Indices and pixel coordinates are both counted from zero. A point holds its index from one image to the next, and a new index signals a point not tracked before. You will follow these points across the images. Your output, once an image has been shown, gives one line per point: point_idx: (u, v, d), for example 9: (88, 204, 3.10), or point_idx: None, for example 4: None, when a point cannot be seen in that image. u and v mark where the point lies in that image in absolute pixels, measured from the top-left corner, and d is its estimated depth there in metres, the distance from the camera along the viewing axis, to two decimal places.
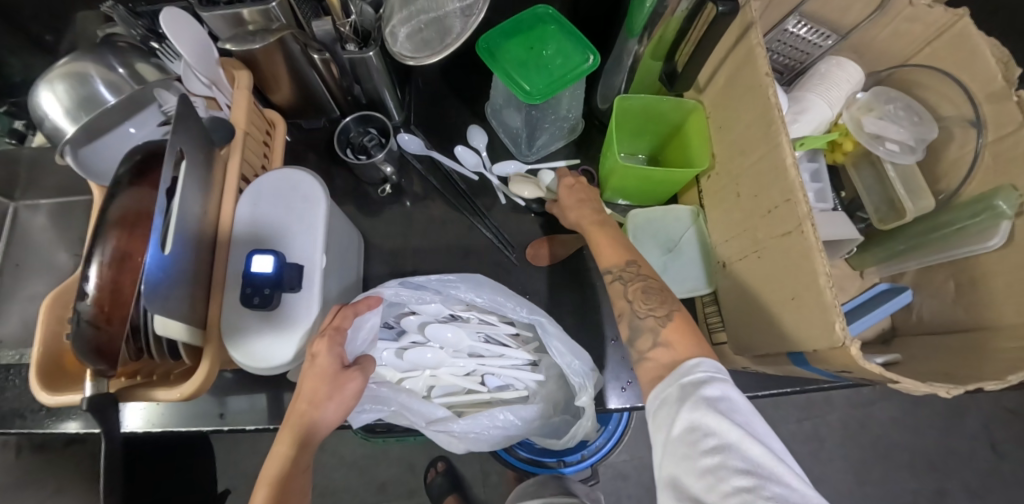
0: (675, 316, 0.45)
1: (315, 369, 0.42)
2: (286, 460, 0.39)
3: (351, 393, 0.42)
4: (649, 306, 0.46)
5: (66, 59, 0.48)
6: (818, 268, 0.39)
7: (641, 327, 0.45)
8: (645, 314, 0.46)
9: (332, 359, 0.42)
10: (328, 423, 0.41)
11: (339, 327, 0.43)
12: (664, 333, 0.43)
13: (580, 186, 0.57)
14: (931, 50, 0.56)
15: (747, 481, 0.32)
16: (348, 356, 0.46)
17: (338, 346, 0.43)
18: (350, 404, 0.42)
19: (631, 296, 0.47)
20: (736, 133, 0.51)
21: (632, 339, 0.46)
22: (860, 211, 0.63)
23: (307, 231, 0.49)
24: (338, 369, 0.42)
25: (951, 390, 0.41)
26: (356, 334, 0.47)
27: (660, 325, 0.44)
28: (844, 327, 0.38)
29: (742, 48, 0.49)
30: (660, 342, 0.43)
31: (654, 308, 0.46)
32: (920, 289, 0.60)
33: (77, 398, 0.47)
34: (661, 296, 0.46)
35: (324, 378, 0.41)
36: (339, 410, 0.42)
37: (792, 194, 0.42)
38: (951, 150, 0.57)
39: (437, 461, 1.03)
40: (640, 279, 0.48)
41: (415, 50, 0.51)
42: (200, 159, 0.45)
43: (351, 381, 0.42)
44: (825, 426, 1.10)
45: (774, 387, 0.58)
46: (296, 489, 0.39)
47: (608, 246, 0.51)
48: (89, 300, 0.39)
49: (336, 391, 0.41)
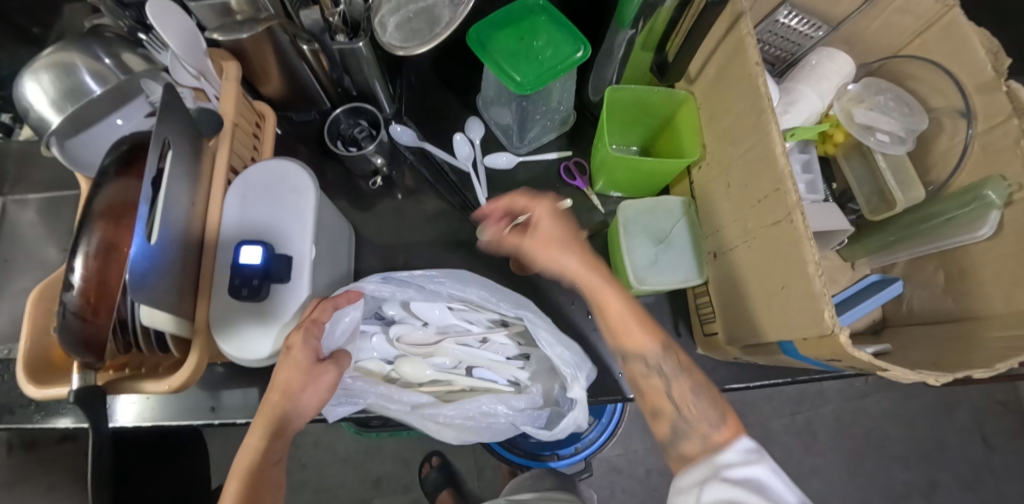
0: (730, 418, 0.43)
1: (289, 360, 0.41)
2: (258, 450, 0.40)
3: (327, 385, 0.42)
4: (699, 410, 0.44)
5: (52, 49, 0.47)
6: (807, 257, 0.39)
7: (687, 430, 0.43)
8: (695, 420, 0.43)
9: (307, 352, 0.41)
10: (306, 411, 0.42)
11: (317, 320, 0.43)
12: (715, 438, 0.41)
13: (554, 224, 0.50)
14: (922, 41, 0.56)
15: None
16: (325, 350, 0.46)
17: (314, 339, 0.42)
18: (325, 396, 0.43)
19: (671, 394, 0.45)
20: (726, 122, 0.51)
21: (674, 438, 0.44)
22: (850, 203, 0.63)
23: (295, 222, 0.49)
24: (313, 362, 0.42)
25: (939, 377, 0.41)
26: (334, 328, 0.46)
27: (712, 430, 0.42)
28: (832, 315, 0.38)
29: (733, 37, 0.49)
30: (708, 442, 0.42)
31: (704, 412, 0.43)
32: (910, 280, 0.60)
33: (65, 391, 0.46)
34: (708, 395, 0.44)
35: (298, 370, 0.41)
36: (313, 402, 0.42)
37: (781, 183, 0.43)
38: (941, 142, 0.57)
39: (431, 456, 1.01)
40: (683, 376, 0.46)
41: (404, 40, 0.50)
42: (187, 150, 0.44)
43: (327, 374, 0.42)
44: (818, 419, 1.11)
45: (766, 378, 0.58)
46: (269, 478, 0.41)
47: (634, 330, 0.46)
48: (75, 292, 0.38)
49: (311, 383, 0.41)
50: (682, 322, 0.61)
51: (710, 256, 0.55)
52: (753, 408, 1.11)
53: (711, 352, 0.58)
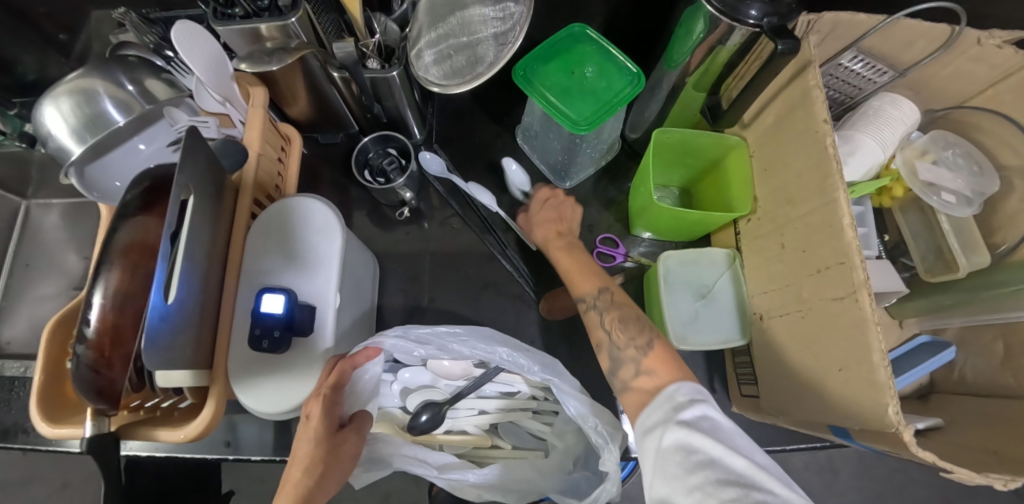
0: (657, 344, 0.42)
1: (308, 431, 0.39)
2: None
3: (348, 455, 0.41)
4: (629, 336, 0.43)
5: (75, 74, 0.46)
6: (872, 344, 0.36)
7: (622, 358, 0.43)
8: (625, 345, 0.43)
9: (326, 422, 0.39)
10: (328, 488, 0.40)
11: (335, 385, 0.40)
12: (646, 361, 0.41)
13: (555, 202, 0.58)
14: (995, 92, 0.52)
15: (733, 493, 0.28)
16: (345, 410, 0.44)
17: (333, 406, 0.40)
18: (348, 465, 0.42)
19: (608, 326, 0.45)
20: (785, 179, 0.47)
21: (613, 370, 0.43)
22: (903, 258, 0.60)
23: (320, 268, 0.47)
24: (332, 432, 0.40)
25: (1008, 482, 0.38)
26: (355, 385, 0.44)
27: (641, 355, 0.41)
28: (898, 412, 0.35)
29: (798, 86, 0.45)
30: (642, 370, 0.41)
31: (633, 338, 0.43)
32: (964, 345, 0.57)
33: (78, 429, 0.45)
34: (640, 325, 0.45)
35: (317, 442, 0.39)
36: (335, 478, 0.40)
37: (846, 256, 0.39)
38: (1011, 203, 0.53)
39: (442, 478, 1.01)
40: (616, 309, 0.46)
41: (443, 76, 0.47)
42: (209, 191, 0.42)
43: (346, 443, 0.41)
44: (841, 457, 1.05)
45: (803, 441, 0.55)
46: None
47: (584, 277, 0.50)
48: (88, 343, 0.37)
49: (332, 455, 0.40)
50: (716, 378, 0.58)
51: (753, 317, 0.52)
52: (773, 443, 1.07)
53: (747, 414, 0.55)
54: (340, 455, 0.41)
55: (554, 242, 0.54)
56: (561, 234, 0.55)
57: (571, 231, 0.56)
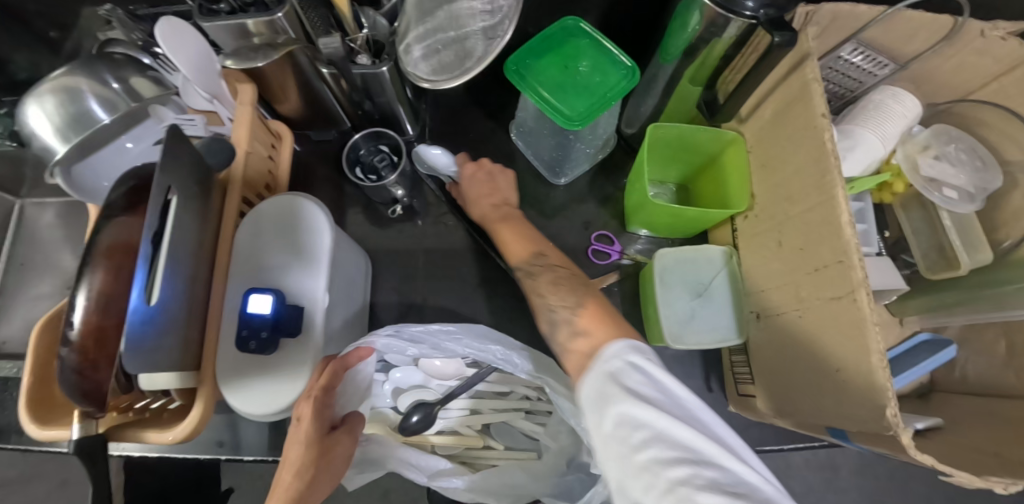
0: (587, 303, 0.41)
1: (298, 434, 0.38)
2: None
3: (340, 457, 0.40)
4: (559, 297, 0.42)
5: (59, 72, 0.45)
6: (870, 345, 0.36)
7: (557, 320, 0.41)
8: (558, 306, 0.42)
9: (317, 424, 0.39)
10: (321, 491, 0.39)
11: (326, 387, 0.39)
12: (580, 322, 0.39)
13: (482, 177, 0.56)
14: (1000, 85, 0.51)
15: (681, 472, 0.26)
16: (337, 412, 0.43)
17: (323, 408, 0.39)
18: (341, 467, 0.41)
19: (543, 288, 0.44)
20: (783, 176, 0.46)
21: (551, 334, 0.42)
22: (905, 254, 0.59)
23: (310, 266, 0.46)
24: (324, 435, 0.39)
25: (1009, 485, 0.37)
26: (347, 386, 0.43)
27: (575, 315, 0.40)
28: (896, 414, 0.34)
29: (797, 80, 0.44)
30: (578, 330, 0.39)
31: (563, 298, 0.42)
32: (966, 344, 0.56)
33: (66, 432, 0.44)
34: (571, 284, 0.44)
35: (307, 445, 0.38)
36: (327, 482, 0.39)
37: (845, 255, 0.38)
38: (1015, 199, 0.52)
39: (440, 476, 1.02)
40: (545, 271, 0.46)
41: (433, 72, 0.46)
42: (194, 190, 0.41)
43: (339, 445, 0.40)
44: (841, 455, 1.04)
45: (800, 441, 0.54)
46: None
47: (514, 245, 0.49)
48: (73, 346, 0.37)
49: (324, 458, 0.39)
50: (713, 377, 0.57)
51: (751, 315, 0.51)
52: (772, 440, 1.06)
53: (745, 413, 0.54)
54: (332, 458, 0.40)
55: (492, 215, 0.53)
56: (497, 207, 0.54)
57: (508, 201, 0.55)
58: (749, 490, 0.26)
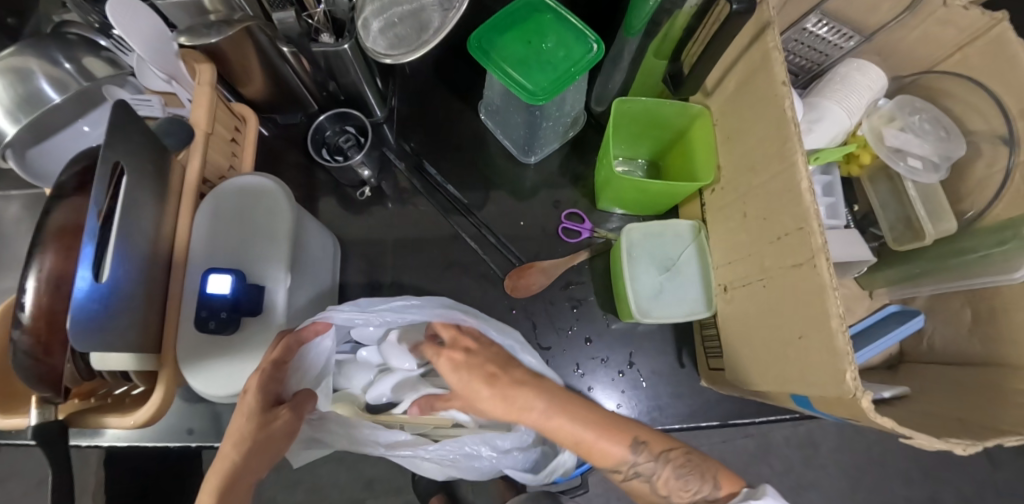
0: (722, 476, 0.37)
1: (242, 406, 0.38)
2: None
3: (281, 431, 0.40)
4: (693, 489, 0.37)
5: (6, 51, 0.44)
6: (829, 309, 0.36)
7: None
8: None
9: (259, 397, 0.39)
10: (261, 464, 0.39)
11: (278, 361, 0.39)
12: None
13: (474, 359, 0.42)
14: (962, 56, 0.51)
15: None
16: (288, 389, 0.43)
17: (272, 381, 0.39)
18: (284, 441, 0.40)
19: (666, 485, 0.38)
20: (746, 147, 0.46)
21: None
22: (873, 228, 0.59)
23: (271, 244, 0.45)
24: (265, 408, 0.39)
25: (967, 446, 0.38)
26: (300, 363, 0.43)
27: None
28: (854, 376, 0.34)
29: (758, 50, 0.44)
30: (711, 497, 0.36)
31: (698, 491, 0.37)
32: (933, 314, 0.56)
33: (25, 420, 0.44)
34: (696, 467, 0.38)
35: (248, 416, 0.38)
36: (267, 455, 0.39)
37: (805, 222, 0.38)
38: (977, 169, 0.52)
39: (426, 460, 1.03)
40: (665, 465, 0.38)
41: (390, 47, 0.45)
42: (149, 169, 0.40)
43: (281, 420, 0.40)
44: (821, 432, 1.06)
45: (771, 414, 0.55)
46: None
47: (601, 445, 0.38)
48: (24, 329, 0.36)
49: (264, 433, 0.39)
50: (685, 353, 0.57)
51: (718, 288, 0.51)
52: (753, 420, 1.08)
53: (716, 387, 0.54)
54: (273, 436, 0.39)
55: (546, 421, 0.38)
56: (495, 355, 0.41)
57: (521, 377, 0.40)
58: None
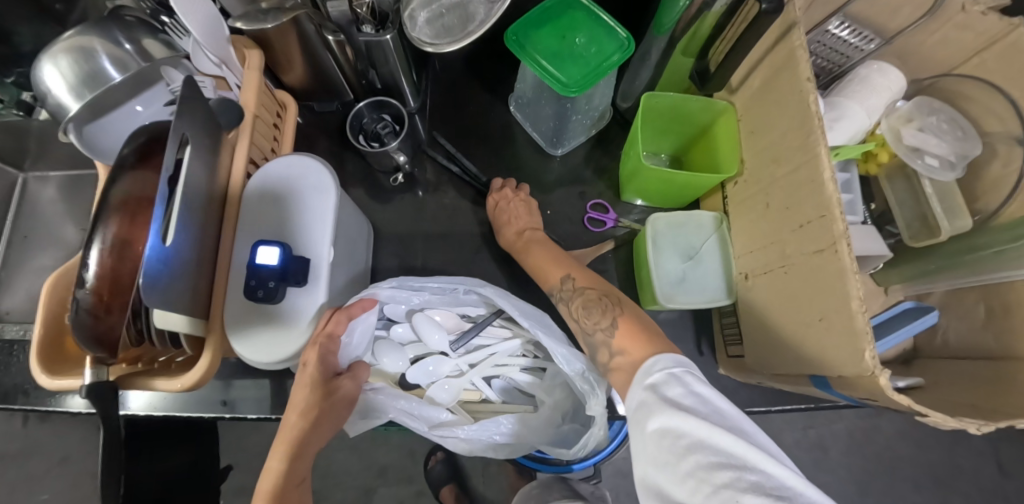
0: (621, 321, 0.43)
1: (305, 377, 0.42)
2: (280, 472, 0.38)
3: (344, 399, 0.44)
4: (593, 320, 0.45)
5: (70, 32, 0.45)
6: (850, 292, 0.37)
7: (595, 343, 0.44)
8: (593, 330, 0.45)
9: (321, 367, 0.42)
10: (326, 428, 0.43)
11: (332, 333, 0.42)
12: (615, 341, 0.42)
13: (506, 202, 0.59)
14: (980, 60, 0.52)
15: (725, 476, 0.28)
16: (342, 362, 0.47)
17: (330, 353, 0.42)
18: (346, 408, 0.45)
19: (576, 313, 0.47)
20: (770, 140, 0.48)
21: (593, 355, 0.45)
22: (889, 225, 0.61)
23: (315, 221, 0.47)
24: (327, 379, 0.43)
25: (981, 425, 0.39)
26: (350, 337, 0.46)
27: (609, 337, 0.43)
28: (874, 355, 0.36)
29: (783, 48, 0.46)
30: (615, 350, 0.42)
31: (597, 322, 0.45)
32: (947, 310, 0.58)
33: (76, 382, 0.46)
34: (602, 307, 0.46)
35: (312, 386, 0.42)
36: (332, 420, 0.43)
37: (828, 210, 0.40)
38: (993, 168, 0.54)
39: (436, 451, 1.06)
40: (576, 298, 0.48)
41: (435, 36, 0.49)
42: (206, 144, 0.43)
43: (343, 389, 0.44)
44: (829, 435, 1.12)
45: (788, 403, 0.56)
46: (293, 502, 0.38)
47: (550, 269, 0.52)
48: (89, 288, 0.37)
49: (328, 399, 0.43)
50: (705, 342, 0.59)
51: (739, 277, 0.53)
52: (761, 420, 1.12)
53: (735, 375, 0.56)
54: (337, 402, 0.43)
55: (516, 241, 0.56)
56: (522, 235, 0.56)
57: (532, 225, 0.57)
58: (791, 491, 0.28)
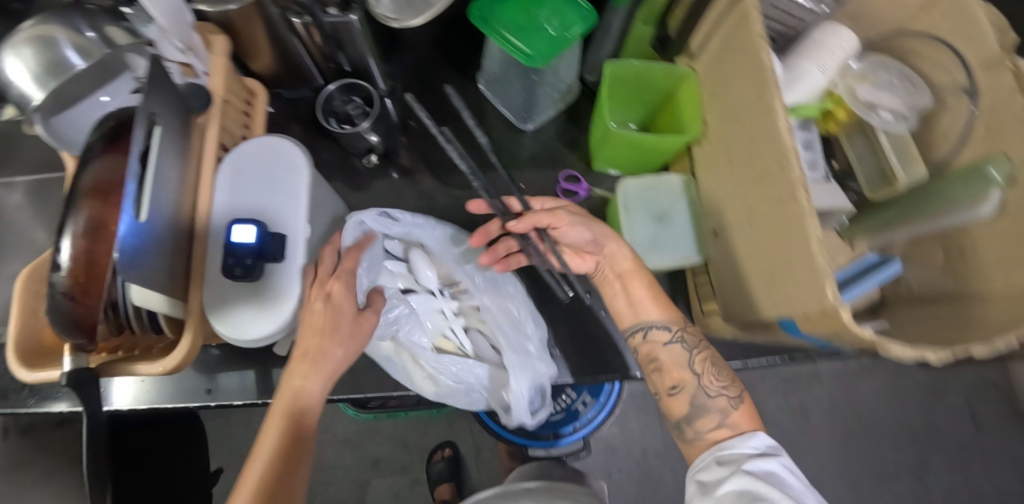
0: (743, 397, 0.49)
1: (332, 309, 0.45)
2: (307, 389, 0.46)
3: (367, 329, 0.49)
4: (722, 383, 0.49)
5: (31, 22, 0.45)
6: (809, 233, 0.39)
7: (708, 406, 0.48)
8: (715, 393, 0.49)
9: (349, 302, 0.46)
10: (350, 355, 0.47)
11: (350, 271, 0.48)
12: (732, 415, 0.48)
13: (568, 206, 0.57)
14: (927, 17, 0.55)
15: None
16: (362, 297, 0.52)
17: (351, 288, 0.47)
18: (367, 337, 0.49)
19: (697, 364, 0.50)
20: (731, 101, 0.50)
21: (691, 415, 0.49)
22: (851, 181, 0.63)
23: (290, 199, 0.48)
24: (356, 312, 0.48)
25: (938, 353, 0.41)
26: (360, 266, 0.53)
27: (730, 406, 0.48)
28: (835, 292, 0.37)
29: (738, 9, 0.47)
30: (726, 423, 0.48)
31: (725, 386, 0.49)
32: (909, 259, 0.60)
33: (55, 374, 0.46)
34: (724, 370, 0.50)
35: (342, 318, 0.46)
36: (356, 346, 0.48)
37: (784, 159, 0.42)
38: (944, 119, 0.56)
39: (444, 446, 1.06)
40: (702, 348, 0.51)
41: (398, 11, 0.51)
42: (174, 126, 0.43)
43: (368, 321, 0.49)
44: (812, 400, 1.16)
45: (759, 355, 0.58)
46: (308, 415, 0.46)
47: (654, 305, 0.52)
48: (64, 272, 0.37)
49: (356, 329, 0.47)
50: (681, 301, 0.61)
51: (709, 234, 0.55)
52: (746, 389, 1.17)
53: (711, 331, 0.58)
54: (361, 330, 0.48)
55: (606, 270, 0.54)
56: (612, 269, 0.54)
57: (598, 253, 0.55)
58: None
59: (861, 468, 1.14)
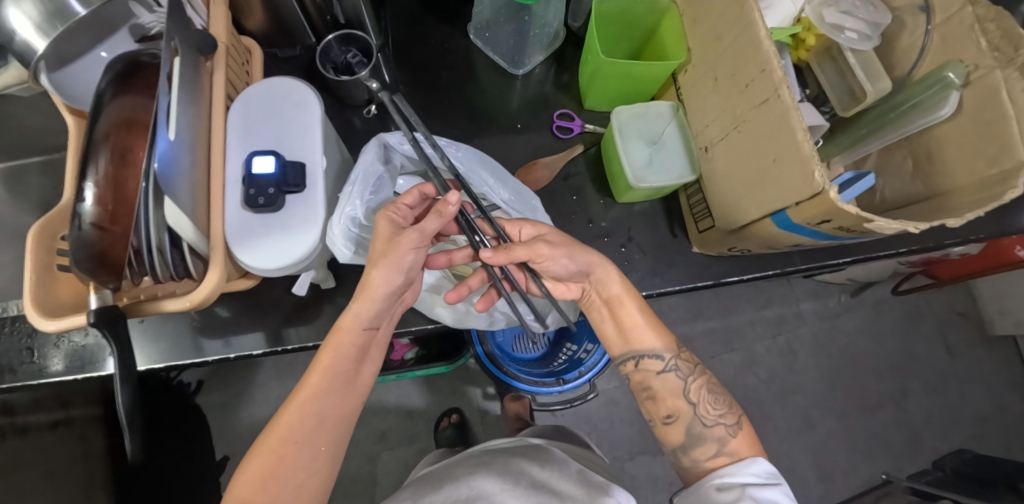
0: (741, 423, 0.52)
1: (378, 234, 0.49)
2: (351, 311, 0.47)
3: (405, 248, 0.47)
4: (717, 413, 0.52)
5: None
6: (796, 124, 0.43)
7: (706, 435, 0.51)
8: (712, 422, 0.51)
9: (387, 223, 0.49)
10: (385, 275, 0.47)
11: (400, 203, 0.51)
12: (731, 443, 0.50)
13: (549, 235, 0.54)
14: None
15: None
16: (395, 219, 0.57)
17: (394, 214, 0.49)
18: (408, 259, 0.47)
19: (695, 392, 0.53)
20: (711, 22, 0.53)
21: (690, 443, 0.51)
22: (824, 105, 0.67)
23: (302, 134, 0.49)
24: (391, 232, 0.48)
25: (919, 224, 0.45)
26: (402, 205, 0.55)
27: (728, 433, 0.51)
28: (823, 173, 0.41)
29: None
30: (726, 450, 0.50)
31: (721, 415, 0.52)
32: (881, 172, 0.65)
33: (78, 321, 0.46)
34: (723, 398, 0.53)
35: (383, 239, 0.48)
36: (388, 263, 0.46)
37: (767, 63, 0.46)
38: (903, 38, 0.62)
39: (451, 414, 1.06)
40: (696, 377, 0.54)
41: None
42: (187, 62, 0.43)
43: (403, 240, 0.47)
44: (797, 340, 1.23)
45: (753, 271, 0.63)
46: (351, 338, 0.48)
47: (644, 334, 0.55)
48: (89, 201, 0.37)
49: (390, 248, 0.47)
50: (677, 225, 0.65)
51: (698, 151, 0.58)
52: (736, 334, 1.22)
53: (708, 248, 0.62)
54: (397, 248, 0.47)
55: (595, 302, 0.57)
56: (602, 300, 0.56)
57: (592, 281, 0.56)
58: None
59: (847, 401, 1.21)
